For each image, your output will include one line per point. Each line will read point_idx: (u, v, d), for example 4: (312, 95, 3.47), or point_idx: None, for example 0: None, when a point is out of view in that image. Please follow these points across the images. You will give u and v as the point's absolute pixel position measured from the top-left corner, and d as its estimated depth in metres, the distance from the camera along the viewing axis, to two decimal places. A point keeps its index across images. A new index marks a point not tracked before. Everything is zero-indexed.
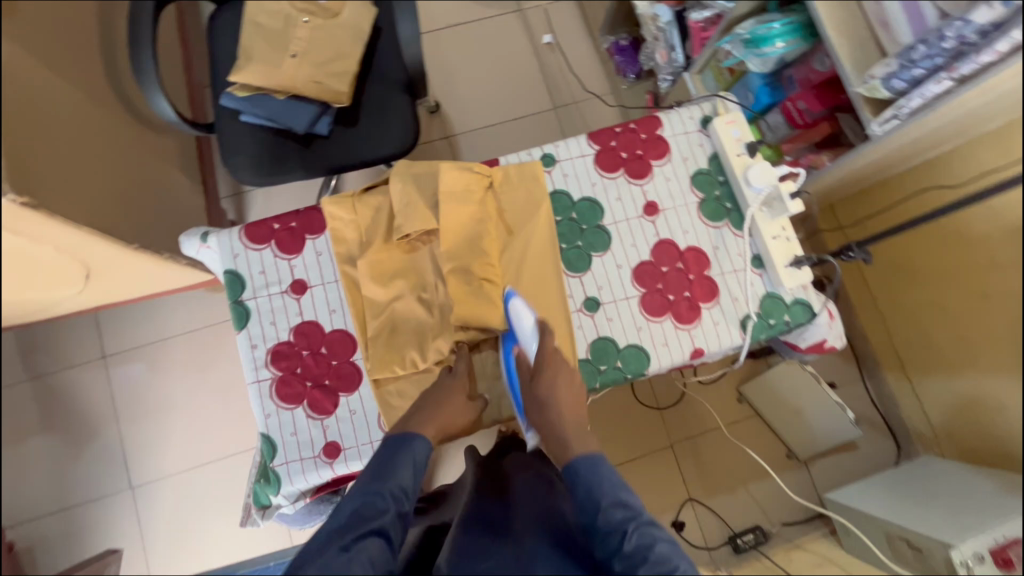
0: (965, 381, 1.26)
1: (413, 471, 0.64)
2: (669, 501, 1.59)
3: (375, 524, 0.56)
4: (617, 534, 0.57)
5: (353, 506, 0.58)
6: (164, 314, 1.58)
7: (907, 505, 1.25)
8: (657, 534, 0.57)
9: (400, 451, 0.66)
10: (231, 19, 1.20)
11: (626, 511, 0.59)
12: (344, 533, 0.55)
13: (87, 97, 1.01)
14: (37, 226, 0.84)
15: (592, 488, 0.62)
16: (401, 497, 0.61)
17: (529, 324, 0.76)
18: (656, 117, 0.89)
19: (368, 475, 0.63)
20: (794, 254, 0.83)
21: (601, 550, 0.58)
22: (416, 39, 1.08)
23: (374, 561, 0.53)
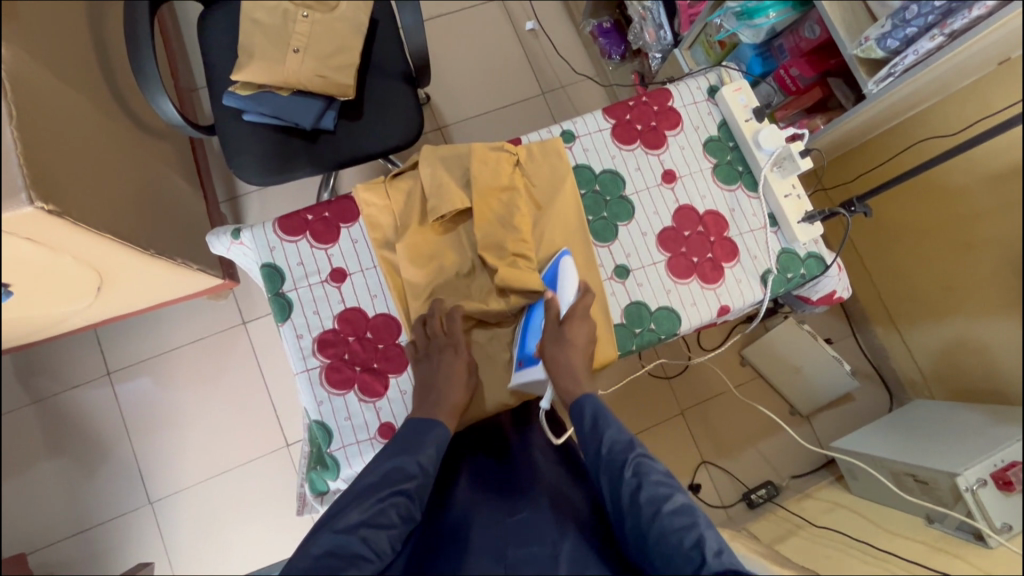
0: (951, 327, 1.34)
1: (439, 446, 0.69)
2: (684, 465, 1.65)
3: (403, 488, 0.64)
4: (618, 459, 0.65)
5: (387, 464, 0.66)
6: (168, 325, 1.55)
7: (911, 443, 1.33)
8: (653, 465, 0.65)
9: (431, 426, 0.71)
10: (224, 18, 1.18)
11: (626, 444, 0.66)
12: (378, 489, 0.63)
13: (89, 103, 0.99)
14: (60, 234, 0.83)
15: (597, 417, 0.70)
16: (427, 469, 0.67)
17: (575, 285, 0.79)
18: (666, 90, 0.93)
19: (401, 442, 0.69)
20: (805, 210, 0.88)
21: (605, 477, 0.66)
22: (419, 28, 1.10)
23: (401, 515, 0.62)
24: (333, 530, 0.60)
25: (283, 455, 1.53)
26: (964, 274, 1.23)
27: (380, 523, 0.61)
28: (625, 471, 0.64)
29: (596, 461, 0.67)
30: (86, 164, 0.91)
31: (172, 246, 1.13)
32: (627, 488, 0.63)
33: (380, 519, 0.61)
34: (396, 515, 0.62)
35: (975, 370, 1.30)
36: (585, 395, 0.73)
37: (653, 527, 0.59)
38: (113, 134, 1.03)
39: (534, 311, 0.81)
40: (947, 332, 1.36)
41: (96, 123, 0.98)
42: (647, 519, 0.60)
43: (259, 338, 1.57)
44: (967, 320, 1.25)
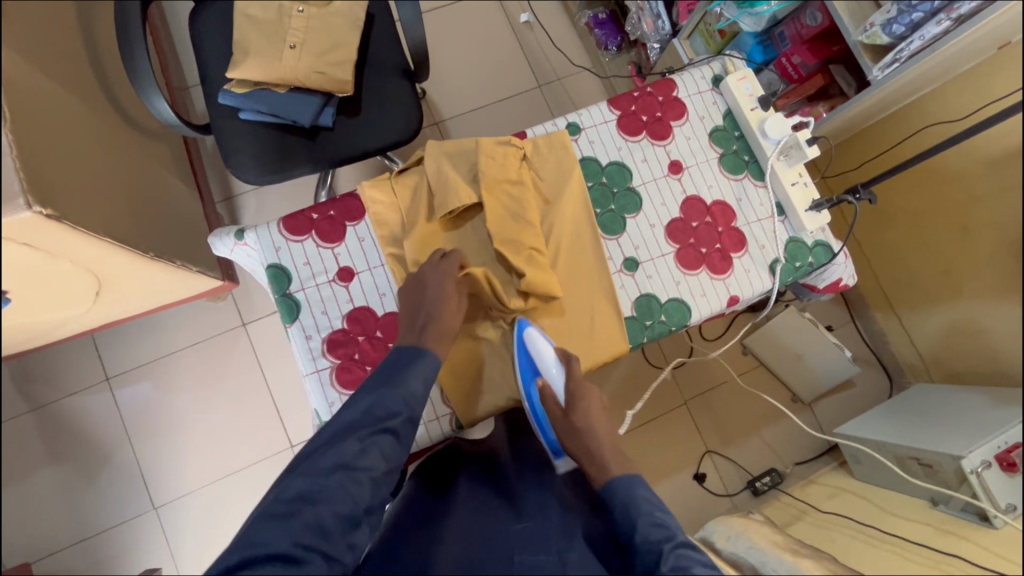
0: (948, 311, 1.34)
1: (426, 378, 0.69)
2: (689, 455, 1.66)
3: (387, 425, 0.64)
4: (655, 552, 0.58)
5: (369, 401, 0.66)
6: (166, 328, 1.53)
7: (910, 425, 1.36)
8: (694, 558, 0.57)
9: (418, 357, 0.70)
10: (217, 15, 1.16)
11: (663, 532, 0.60)
12: (361, 427, 0.63)
13: (83, 104, 0.97)
14: (59, 239, 0.81)
15: (631, 502, 0.64)
16: (411, 404, 0.67)
17: (552, 353, 0.79)
18: (671, 80, 0.92)
19: (384, 376, 0.69)
20: (812, 199, 0.88)
21: (642, 569, 0.59)
22: (417, 21, 1.08)
23: (383, 454, 0.63)
24: (311, 468, 0.60)
25: (287, 457, 1.51)
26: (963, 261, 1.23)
27: (362, 463, 0.61)
28: (661, 565, 0.56)
29: (632, 554, 0.61)
30: (82, 167, 0.89)
31: (172, 248, 1.12)
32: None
33: (362, 457, 0.61)
34: (378, 453, 0.62)
35: (975, 355, 1.30)
36: (617, 476, 0.69)
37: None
38: (108, 135, 1.01)
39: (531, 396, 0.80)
40: (946, 317, 1.37)
41: (90, 124, 0.96)
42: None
43: (259, 340, 1.56)
44: (965, 305, 1.25)
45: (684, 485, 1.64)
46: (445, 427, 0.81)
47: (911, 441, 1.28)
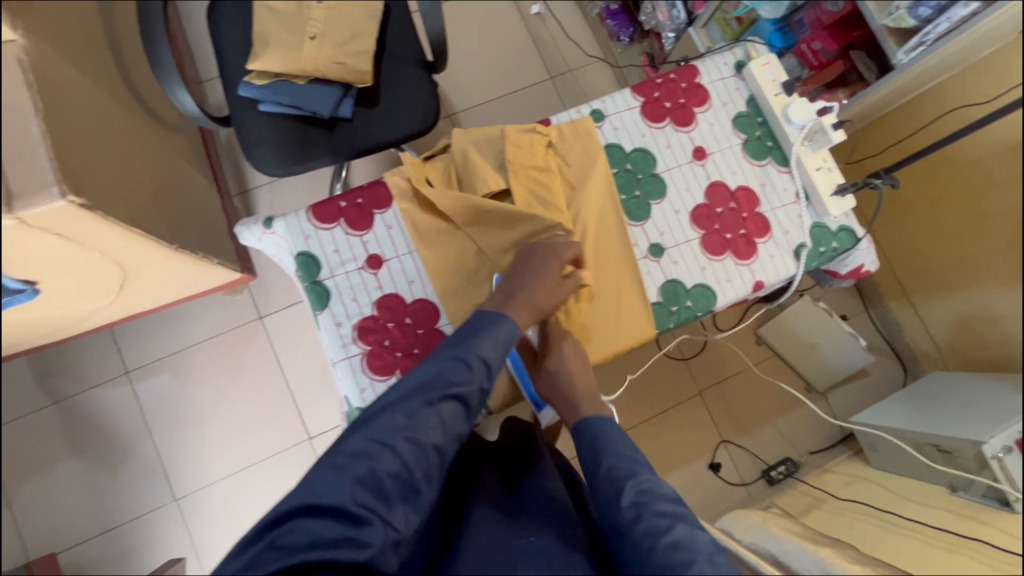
0: (964, 300, 1.33)
1: (502, 344, 0.68)
2: (704, 445, 1.67)
3: (455, 391, 0.63)
4: (617, 486, 0.65)
5: (441, 363, 0.65)
6: (184, 322, 1.54)
7: (930, 414, 1.34)
8: (655, 492, 0.63)
9: (496, 322, 0.69)
10: (236, 7, 1.17)
11: (626, 469, 0.66)
12: (429, 391, 0.62)
13: (107, 95, 0.97)
14: (89, 228, 0.81)
15: (598, 445, 0.70)
16: (484, 370, 0.66)
17: None
18: (693, 66, 0.92)
19: (460, 336, 0.68)
20: (838, 183, 0.88)
21: (603, 498, 0.66)
22: (437, 10, 1.08)
23: (448, 422, 0.62)
24: (377, 427, 0.60)
25: (305, 449, 1.52)
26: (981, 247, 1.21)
27: (426, 429, 0.60)
28: (622, 499, 0.63)
29: (595, 489, 0.67)
30: (110, 157, 0.89)
31: (194, 240, 1.12)
32: (624, 519, 0.62)
33: (427, 423, 0.61)
34: (443, 420, 0.62)
35: (995, 343, 1.27)
36: (590, 420, 0.75)
37: (649, 561, 0.57)
38: (132, 127, 1.01)
39: None
40: (960, 305, 1.36)
41: (115, 115, 0.97)
42: (644, 553, 0.58)
43: (275, 333, 1.56)
44: (982, 294, 1.24)
45: (699, 475, 1.65)
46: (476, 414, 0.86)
47: (931, 429, 1.27)
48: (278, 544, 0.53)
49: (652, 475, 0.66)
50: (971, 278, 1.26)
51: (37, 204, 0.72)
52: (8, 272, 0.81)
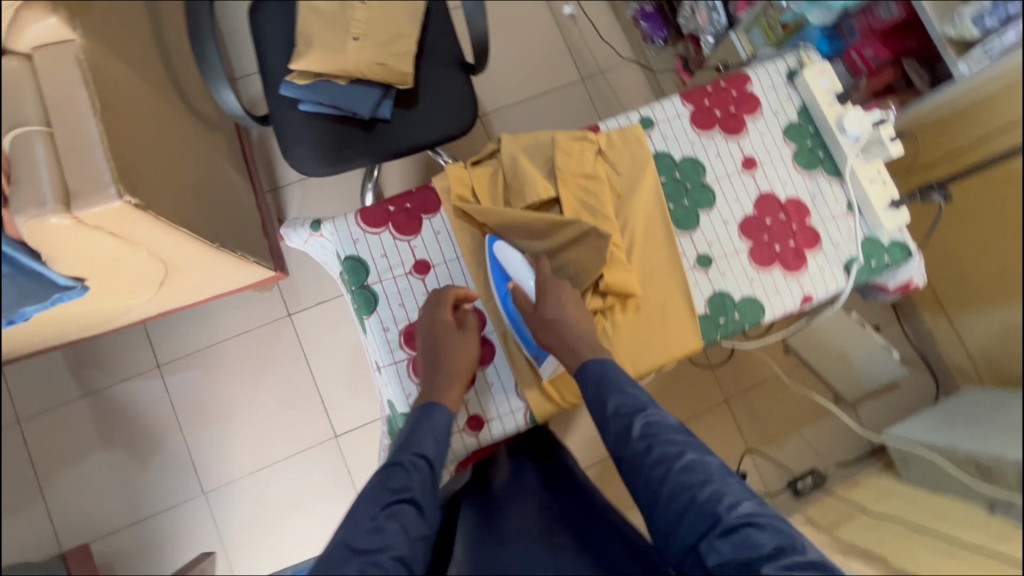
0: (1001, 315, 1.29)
1: (436, 436, 0.69)
2: (729, 453, 1.65)
3: (401, 495, 0.61)
4: (624, 421, 0.66)
5: (380, 477, 0.63)
6: (214, 317, 1.55)
7: (965, 432, 1.32)
8: (663, 422, 0.65)
9: (426, 423, 0.70)
10: (280, 6, 1.17)
11: (633, 406, 0.67)
12: (374, 505, 0.60)
13: (155, 93, 0.98)
14: (140, 227, 0.82)
15: (602, 381, 0.70)
16: (426, 466, 0.65)
17: (518, 258, 0.79)
18: (744, 74, 0.91)
19: (396, 447, 0.68)
20: (891, 197, 0.86)
21: (614, 436, 0.67)
22: (480, 12, 1.07)
23: (404, 528, 0.58)
24: (329, 563, 0.54)
25: (331, 447, 1.53)
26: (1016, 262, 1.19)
27: (380, 543, 0.56)
28: (632, 433, 0.65)
29: (604, 428, 0.69)
30: (159, 156, 0.90)
31: (233, 239, 1.13)
32: (635, 452, 0.64)
33: (380, 535, 0.56)
34: (398, 527, 0.58)
35: None
36: (590, 362, 0.72)
37: (664, 488, 0.60)
38: (177, 125, 1.02)
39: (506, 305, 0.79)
40: (995, 320, 1.33)
41: (162, 113, 0.98)
42: (658, 482, 0.61)
43: (304, 331, 1.57)
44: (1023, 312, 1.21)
45: None
46: (519, 421, 0.79)
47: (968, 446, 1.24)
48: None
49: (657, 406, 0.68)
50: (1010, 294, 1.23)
51: (95, 203, 0.72)
52: (61, 268, 0.82)
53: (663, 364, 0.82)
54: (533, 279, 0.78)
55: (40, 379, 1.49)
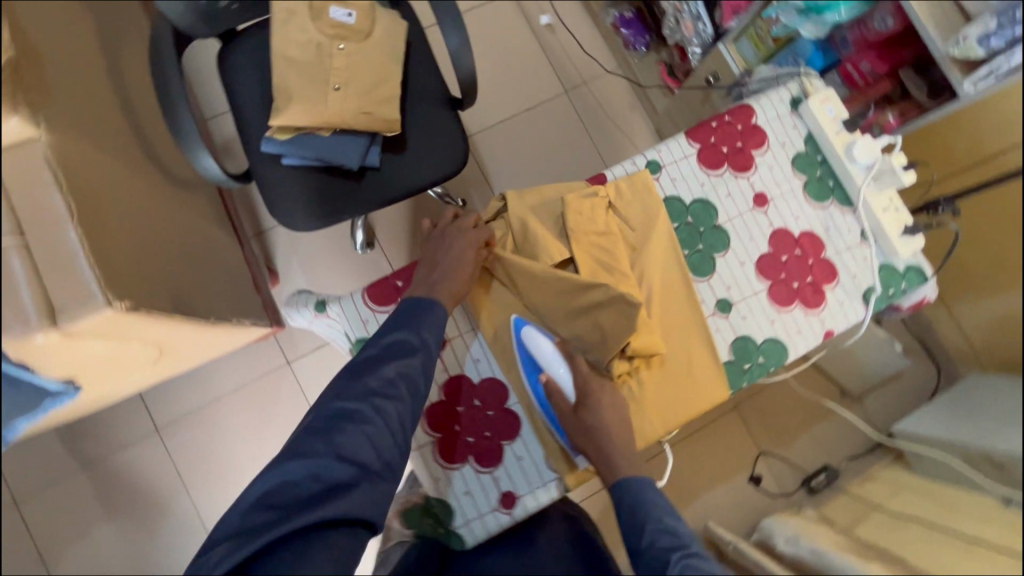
0: (991, 308, 1.28)
1: (441, 322, 0.77)
2: (743, 459, 1.66)
3: (406, 361, 0.72)
4: (662, 558, 0.64)
5: (387, 341, 0.74)
6: (212, 374, 1.49)
7: (969, 425, 1.33)
8: (700, 568, 0.61)
9: (428, 308, 0.77)
10: (253, 56, 1.10)
11: (670, 540, 0.65)
12: (382, 365, 0.71)
13: (127, 166, 0.91)
14: (131, 324, 0.77)
15: (641, 509, 0.70)
16: (426, 344, 0.74)
17: (551, 348, 0.77)
18: (749, 106, 0.88)
19: (400, 321, 0.76)
20: (905, 224, 0.85)
21: (646, 571, 0.65)
22: (465, 51, 1.02)
23: (407, 386, 0.71)
24: (340, 399, 0.68)
25: None
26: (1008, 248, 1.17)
27: (387, 395, 0.69)
28: (668, 571, 0.62)
29: (638, 558, 0.67)
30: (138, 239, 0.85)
31: (226, 307, 1.07)
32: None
33: (387, 389, 0.69)
34: (402, 386, 0.70)
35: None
36: (619, 481, 0.72)
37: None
38: (157, 197, 0.96)
39: (534, 391, 0.77)
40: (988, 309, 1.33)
41: (141, 188, 0.92)
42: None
43: (307, 378, 1.52)
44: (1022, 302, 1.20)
45: (741, 490, 1.64)
46: (553, 493, 0.77)
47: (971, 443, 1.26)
48: (272, 515, 0.58)
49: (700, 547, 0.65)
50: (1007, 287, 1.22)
51: (88, 314, 0.68)
52: (49, 374, 0.76)
53: (686, 419, 0.80)
54: (565, 371, 0.76)
55: (34, 458, 1.42)
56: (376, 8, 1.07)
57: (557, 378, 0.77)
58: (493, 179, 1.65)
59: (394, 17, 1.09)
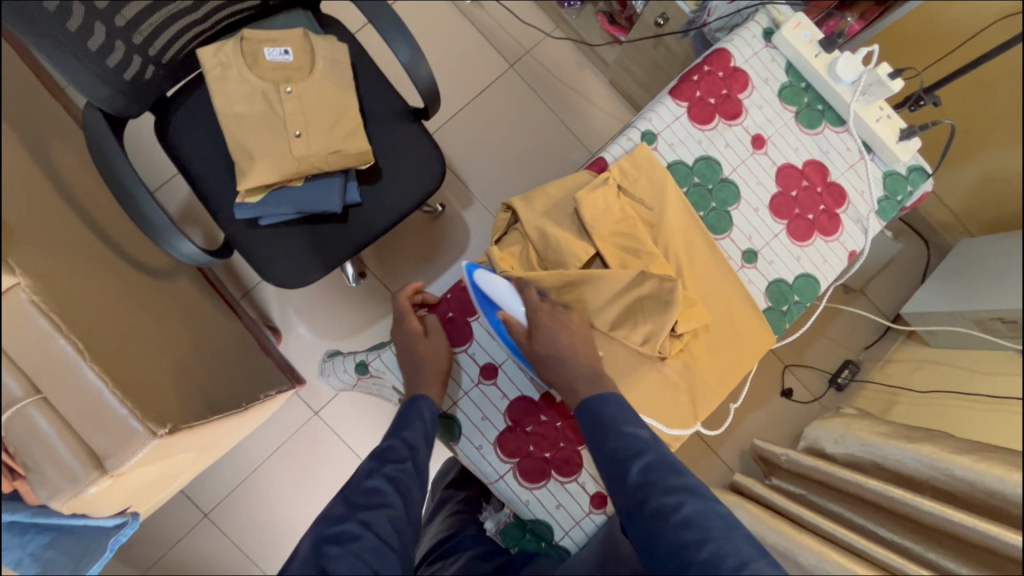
0: (972, 169, 1.29)
1: (425, 426, 0.74)
2: (772, 377, 1.67)
3: (395, 466, 0.68)
4: (622, 465, 0.65)
5: (376, 449, 0.71)
6: (242, 449, 1.43)
7: (961, 290, 1.39)
8: (664, 470, 0.63)
9: (415, 406, 0.75)
10: (200, 121, 1.03)
11: (632, 447, 0.66)
12: (371, 474, 0.67)
13: (107, 272, 0.84)
14: (168, 447, 0.76)
15: (600, 422, 0.69)
16: (415, 448, 0.71)
17: (506, 287, 0.74)
18: (724, 50, 0.86)
19: (387, 430, 0.74)
20: (901, 128, 0.85)
21: (610, 475, 0.66)
22: (417, 61, 0.96)
23: (399, 493, 0.66)
24: (330, 517, 0.61)
25: None
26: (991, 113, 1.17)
27: (377, 503, 0.63)
28: (630, 478, 0.64)
29: (602, 465, 0.67)
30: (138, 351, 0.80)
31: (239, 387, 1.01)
32: (633, 497, 0.63)
33: (376, 498, 0.64)
34: (393, 492, 0.65)
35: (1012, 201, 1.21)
36: (589, 400, 0.71)
37: (661, 541, 0.59)
38: (146, 297, 0.90)
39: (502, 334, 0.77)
40: (968, 174, 1.35)
41: (127, 292, 0.86)
42: (657, 533, 0.60)
43: (339, 424, 1.46)
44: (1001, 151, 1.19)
45: (778, 407, 1.66)
46: None
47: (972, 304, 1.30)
48: None
49: (657, 448, 0.66)
50: (984, 146, 1.21)
51: (138, 449, 0.71)
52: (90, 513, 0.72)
53: (736, 379, 0.82)
54: (525, 310, 0.74)
55: None
56: (310, 37, 1.00)
57: (518, 317, 0.74)
58: (466, 176, 1.57)
59: (332, 41, 1.02)
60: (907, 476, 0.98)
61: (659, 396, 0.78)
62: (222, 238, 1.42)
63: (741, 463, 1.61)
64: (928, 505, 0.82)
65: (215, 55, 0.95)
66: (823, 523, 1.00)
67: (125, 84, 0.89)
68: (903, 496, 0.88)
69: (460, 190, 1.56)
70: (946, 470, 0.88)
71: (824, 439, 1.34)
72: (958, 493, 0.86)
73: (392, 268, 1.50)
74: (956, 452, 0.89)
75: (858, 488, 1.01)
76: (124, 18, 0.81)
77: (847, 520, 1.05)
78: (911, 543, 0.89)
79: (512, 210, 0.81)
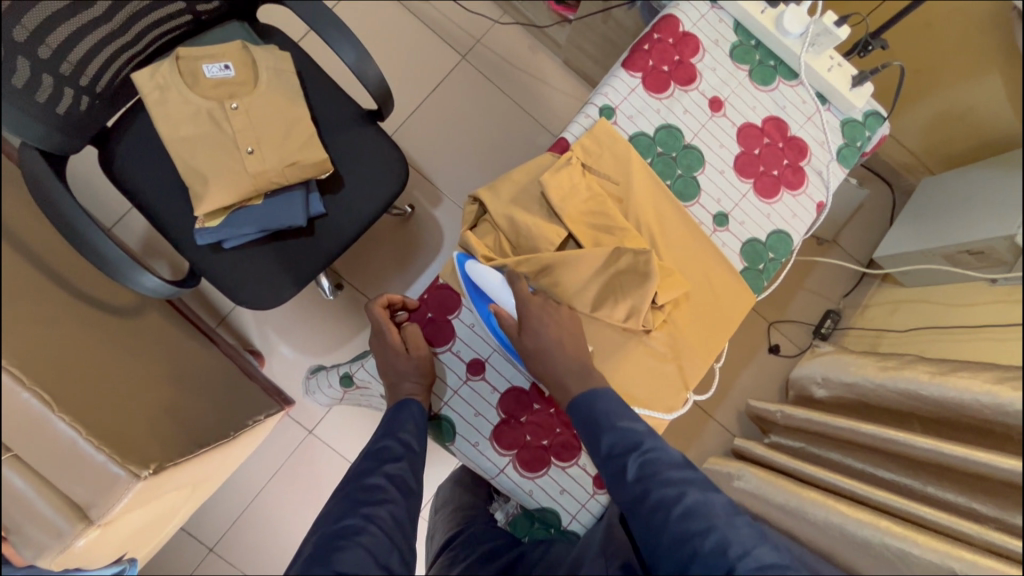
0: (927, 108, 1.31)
1: (418, 423, 0.75)
2: (757, 335, 1.70)
3: (393, 465, 0.70)
4: (620, 461, 0.67)
5: (372, 450, 0.72)
6: (240, 476, 1.40)
7: (925, 226, 1.42)
8: (660, 461, 0.66)
9: (405, 407, 0.75)
10: (147, 149, 0.99)
11: (627, 444, 0.67)
12: (369, 472, 0.69)
13: (68, 315, 0.81)
14: None
15: (592, 421, 0.70)
16: (411, 446, 0.73)
17: (496, 276, 0.75)
18: (671, 16, 0.86)
19: (379, 431, 0.74)
20: (852, 74, 0.86)
21: (609, 474, 0.68)
22: (363, 61, 0.94)
23: (398, 489, 0.68)
24: (334, 517, 0.63)
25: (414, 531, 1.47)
26: (936, 50, 1.18)
27: (379, 499, 0.65)
28: (628, 475, 0.66)
29: (601, 463, 0.69)
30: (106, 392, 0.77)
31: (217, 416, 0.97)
32: (634, 491, 0.65)
33: (377, 495, 0.66)
34: (392, 489, 0.67)
35: (958, 136, 1.23)
36: (572, 397, 0.71)
37: (664, 534, 0.62)
38: (114, 338, 0.87)
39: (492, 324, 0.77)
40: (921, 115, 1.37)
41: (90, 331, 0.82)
42: (659, 526, 0.63)
43: (335, 439, 1.44)
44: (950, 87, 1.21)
45: (766, 363, 1.68)
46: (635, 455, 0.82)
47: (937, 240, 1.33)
48: None
49: (653, 441, 0.68)
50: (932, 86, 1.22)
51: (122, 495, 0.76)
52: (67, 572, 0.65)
53: (721, 343, 0.83)
54: (514, 300, 0.74)
55: None
56: (251, 50, 0.96)
57: (509, 308, 0.75)
58: (431, 174, 1.54)
59: (274, 50, 0.98)
60: (894, 410, 0.99)
61: (649, 369, 0.79)
62: (187, 266, 1.37)
63: (737, 424, 1.63)
64: (927, 444, 0.82)
65: (151, 78, 0.91)
66: (827, 476, 1.01)
67: (60, 119, 0.85)
68: (901, 437, 0.88)
69: (428, 189, 1.53)
70: (928, 398, 0.88)
71: (811, 382, 1.36)
72: (948, 420, 0.85)
73: (370, 276, 1.47)
74: (931, 375, 0.88)
75: (852, 433, 1.02)
76: (48, 48, 0.77)
77: (845, 466, 1.06)
78: (912, 481, 0.88)
79: (479, 201, 0.79)
